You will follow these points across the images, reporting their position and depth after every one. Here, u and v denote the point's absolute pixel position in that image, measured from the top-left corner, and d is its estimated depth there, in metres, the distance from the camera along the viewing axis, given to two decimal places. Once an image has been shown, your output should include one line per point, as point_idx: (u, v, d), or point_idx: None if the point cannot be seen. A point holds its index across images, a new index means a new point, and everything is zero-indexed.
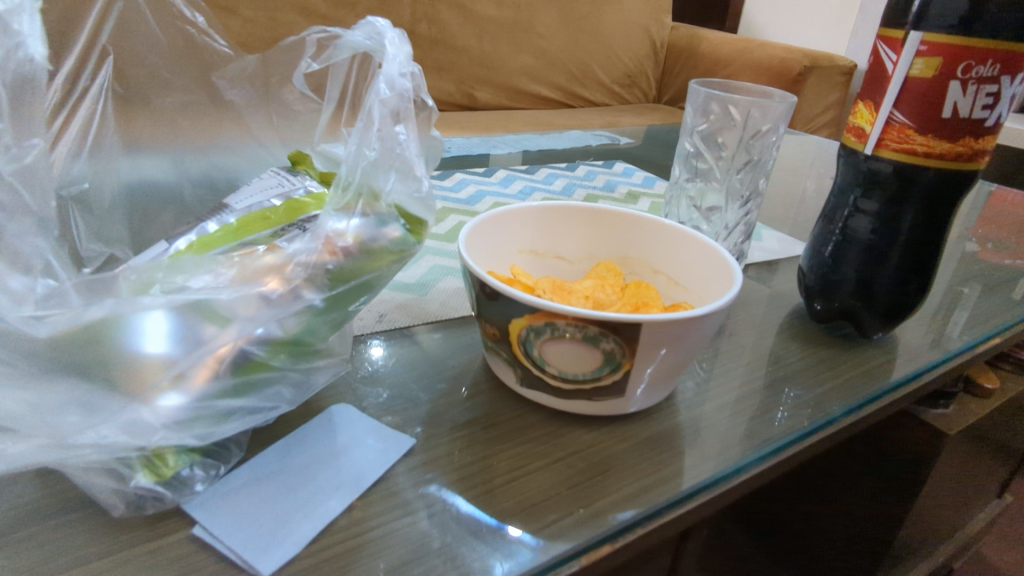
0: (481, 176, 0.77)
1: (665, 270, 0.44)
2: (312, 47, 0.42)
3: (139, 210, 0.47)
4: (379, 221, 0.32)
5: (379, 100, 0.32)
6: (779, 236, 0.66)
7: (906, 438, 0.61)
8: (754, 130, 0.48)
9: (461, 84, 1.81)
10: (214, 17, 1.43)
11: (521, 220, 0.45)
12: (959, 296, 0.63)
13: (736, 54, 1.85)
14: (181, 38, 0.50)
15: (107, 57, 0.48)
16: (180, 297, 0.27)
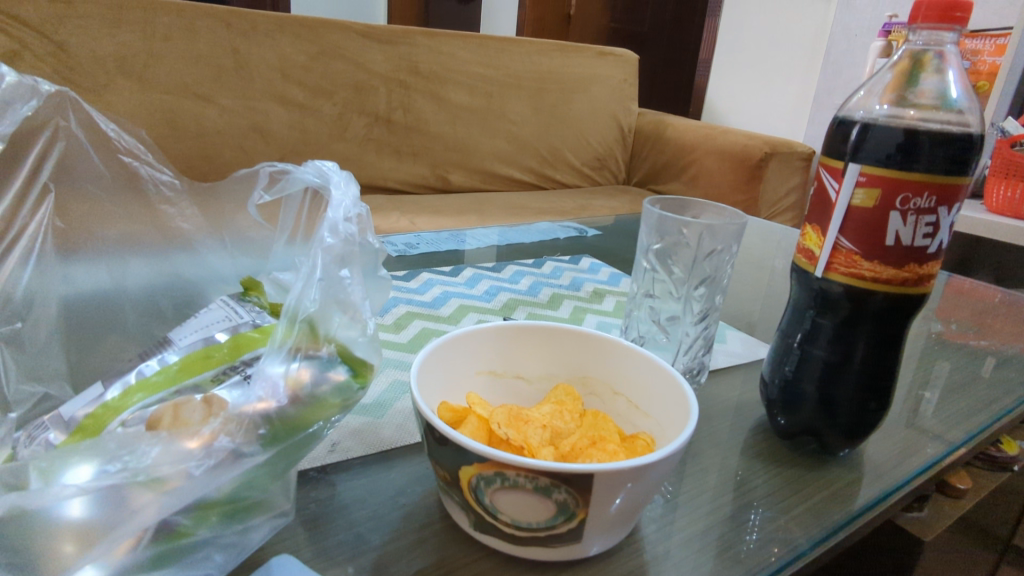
0: (448, 276, 0.77)
1: (625, 391, 0.44)
2: (264, 179, 0.43)
3: (83, 335, 0.45)
4: (322, 365, 0.31)
5: (323, 247, 0.32)
6: (743, 338, 0.66)
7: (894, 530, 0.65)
8: (709, 249, 0.48)
9: (436, 168, 1.86)
10: (192, 108, 1.51)
11: (477, 342, 0.44)
12: (925, 397, 0.63)
13: (700, 139, 1.93)
14: (127, 172, 0.51)
15: (47, 193, 0.47)
16: (109, 471, 0.25)
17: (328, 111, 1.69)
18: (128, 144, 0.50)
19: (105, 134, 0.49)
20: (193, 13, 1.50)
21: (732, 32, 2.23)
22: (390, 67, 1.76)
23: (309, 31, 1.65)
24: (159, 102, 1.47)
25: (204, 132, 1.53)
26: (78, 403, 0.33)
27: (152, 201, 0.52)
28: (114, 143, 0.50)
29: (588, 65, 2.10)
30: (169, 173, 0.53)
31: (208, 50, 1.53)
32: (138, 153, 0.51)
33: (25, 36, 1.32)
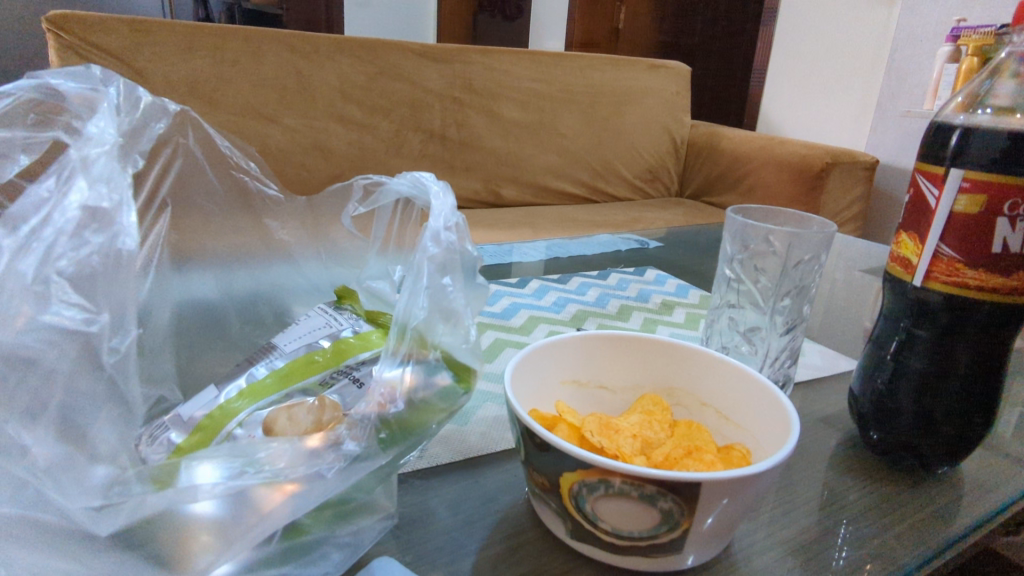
0: (515, 287, 0.78)
1: (713, 403, 0.43)
2: (359, 192, 0.45)
3: (190, 343, 0.47)
4: (429, 371, 0.32)
5: (427, 256, 0.33)
6: (821, 351, 0.65)
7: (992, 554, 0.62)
8: (796, 258, 0.47)
9: (488, 182, 1.88)
10: (257, 127, 1.58)
11: (562, 351, 0.44)
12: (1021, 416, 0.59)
13: (756, 150, 1.90)
14: (239, 187, 0.53)
15: (162, 210, 0.48)
16: (246, 479, 0.26)
17: (384, 128, 1.73)
18: (238, 158, 0.52)
19: (221, 152, 0.52)
20: (258, 39, 1.57)
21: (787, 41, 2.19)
22: (444, 85, 1.80)
23: (367, 52, 1.70)
24: (227, 123, 1.54)
25: (268, 150, 1.59)
26: (194, 404, 0.35)
27: (258, 211, 0.55)
28: (227, 159, 0.52)
29: (639, 79, 2.10)
30: (273, 187, 0.55)
31: (274, 72, 1.59)
32: (247, 168, 0.53)
33: (108, 63, 1.43)
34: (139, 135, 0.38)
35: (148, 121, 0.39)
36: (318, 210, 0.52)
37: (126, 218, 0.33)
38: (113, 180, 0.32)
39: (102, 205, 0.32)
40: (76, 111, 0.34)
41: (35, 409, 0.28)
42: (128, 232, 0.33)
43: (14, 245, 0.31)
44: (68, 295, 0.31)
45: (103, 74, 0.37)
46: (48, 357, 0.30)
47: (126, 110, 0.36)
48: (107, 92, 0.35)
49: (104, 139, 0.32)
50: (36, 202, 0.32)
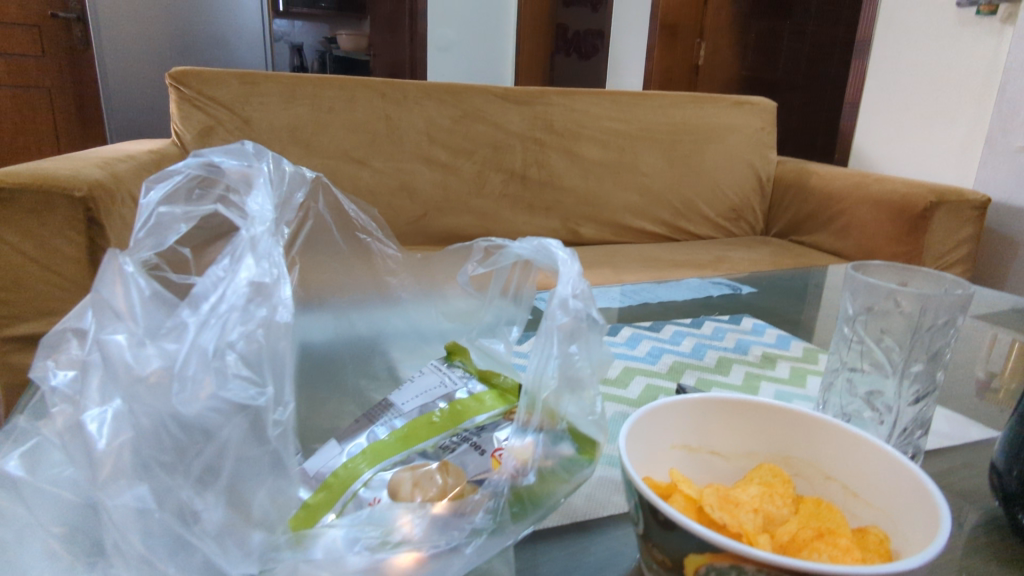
0: (607, 335, 0.77)
1: (840, 476, 0.41)
2: (478, 253, 0.46)
3: (309, 391, 0.48)
4: (552, 440, 0.33)
5: (557, 323, 0.33)
6: (948, 416, 0.59)
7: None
8: (929, 324, 0.44)
9: (567, 221, 1.89)
10: (349, 169, 1.66)
11: (672, 414, 0.43)
12: None
13: (850, 188, 1.82)
14: (362, 247, 0.57)
15: (293, 268, 0.51)
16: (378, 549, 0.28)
17: (467, 169, 1.78)
18: (366, 225, 0.57)
19: (345, 214, 0.57)
20: (353, 87, 1.67)
21: (884, 74, 2.10)
22: (526, 126, 1.83)
23: (453, 97, 1.76)
24: (322, 165, 1.63)
25: (358, 191, 1.66)
26: (321, 461, 0.36)
27: (378, 270, 0.57)
28: (354, 223, 0.58)
29: (723, 115, 2.06)
30: (394, 247, 0.58)
31: (366, 118, 1.67)
32: (371, 230, 0.57)
33: (220, 113, 1.57)
34: (284, 206, 0.40)
35: (289, 191, 0.41)
36: (435, 268, 0.55)
37: (282, 291, 0.32)
38: (274, 255, 0.33)
39: (264, 280, 0.31)
40: (233, 184, 0.37)
41: (209, 475, 0.28)
42: (285, 308, 0.31)
43: (197, 320, 0.29)
44: (239, 370, 0.29)
45: (255, 151, 0.41)
46: (224, 429, 0.28)
47: (275, 184, 0.38)
48: (261, 168, 0.38)
49: (263, 217, 0.34)
50: (217, 279, 0.30)
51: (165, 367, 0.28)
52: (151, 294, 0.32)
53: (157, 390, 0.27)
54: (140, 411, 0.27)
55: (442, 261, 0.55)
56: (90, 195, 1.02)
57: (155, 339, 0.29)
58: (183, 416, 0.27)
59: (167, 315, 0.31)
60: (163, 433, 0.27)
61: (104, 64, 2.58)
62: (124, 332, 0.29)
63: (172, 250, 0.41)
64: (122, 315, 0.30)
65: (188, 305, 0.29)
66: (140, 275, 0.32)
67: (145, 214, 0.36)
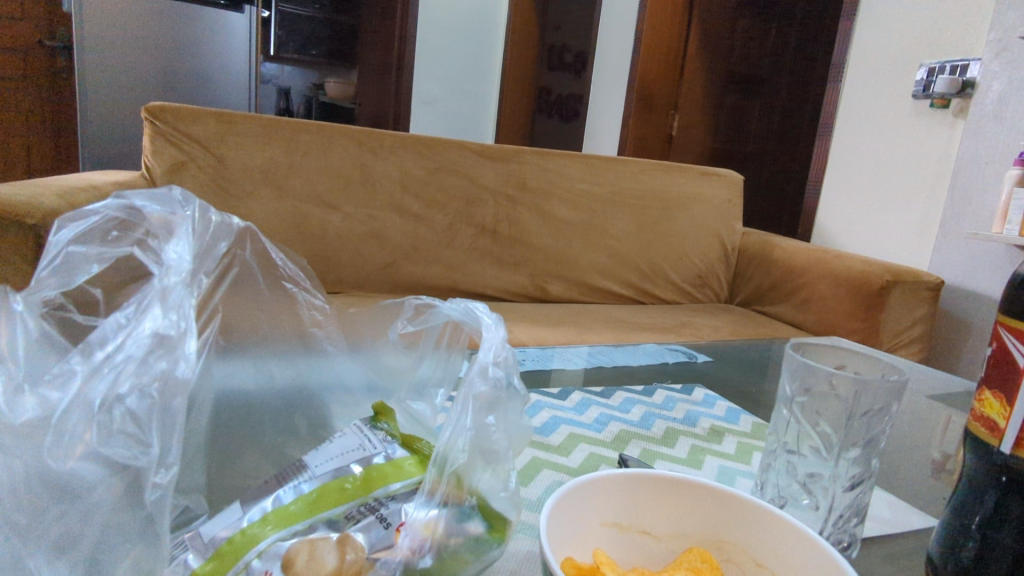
0: (555, 399, 0.75)
1: (771, 565, 0.39)
2: (410, 310, 0.46)
3: (222, 451, 0.46)
4: (459, 516, 0.32)
5: (474, 393, 0.33)
6: (889, 500, 0.59)
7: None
8: (864, 409, 0.44)
9: (535, 278, 1.89)
10: (319, 213, 1.64)
11: (605, 490, 0.41)
12: None
13: (811, 263, 1.86)
14: (285, 296, 0.54)
15: (214, 316, 0.46)
16: None
17: (438, 221, 1.78)
18: (292, 272, 0.54)
19: (272, 262, 0.52)
20: (331, 134, 1.68)
21: (845, 158, 2.19)
22: (499, 183, 1.86)
23: (429, 150, 1.78)
24: (293, 209, 1.62)
25: (325, 235, 1.65)
26: (215, 525, 0.33)
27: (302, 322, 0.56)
28: (278, 270, 0.53)
29: (691, 185, 2.12)
30: (321, 298, 0.56)
31: (341, 165, 1.68)
32: (298, 280, 0.54)
33: (193, 149, 1.56)
34: (206, 257, 0.37)
35: (214, 241, 0.38)
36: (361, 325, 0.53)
37: (186, 347, 0.33)
38: (182, 307, 0.33)
39: (167, 333, 0.32)
40: (153, 230, 0.36)
41: (70, 540, 0.31)
42: (186, 360, 0.33)
43: (87, 370, 0.32)
44: (125, 427, 0.31)
45: (184, 198, 0.39)
46: (94, 491, 0.31)
47: (198, 231, 0.37)
48: (185, 215, 0.37)
49: (179, 270, 0.33)
50: (116, 327, 0.33)
51: (40, 419, 0.31)
52: (39, 336, 0.36)
53: (32, 441, 0.31)
54: (4, 464, 0.30)
55: (367, 320, 0.53)
56: (43, 223, 0.99)
57: (37, 387, 0.32)
58: (53, 472, 0.31)
59: (52, 359, 0.35)
60: (27, 491, 0.30)
61: (85, 92, 2.54)
62: (3, 375, 0.33)
63: (80, 291, 0.41)
64: (4, 357, 0.34)
65: (82, 351, 0.33)
66: (31, 319, 0.36)
67: (54, 251, 0.36)
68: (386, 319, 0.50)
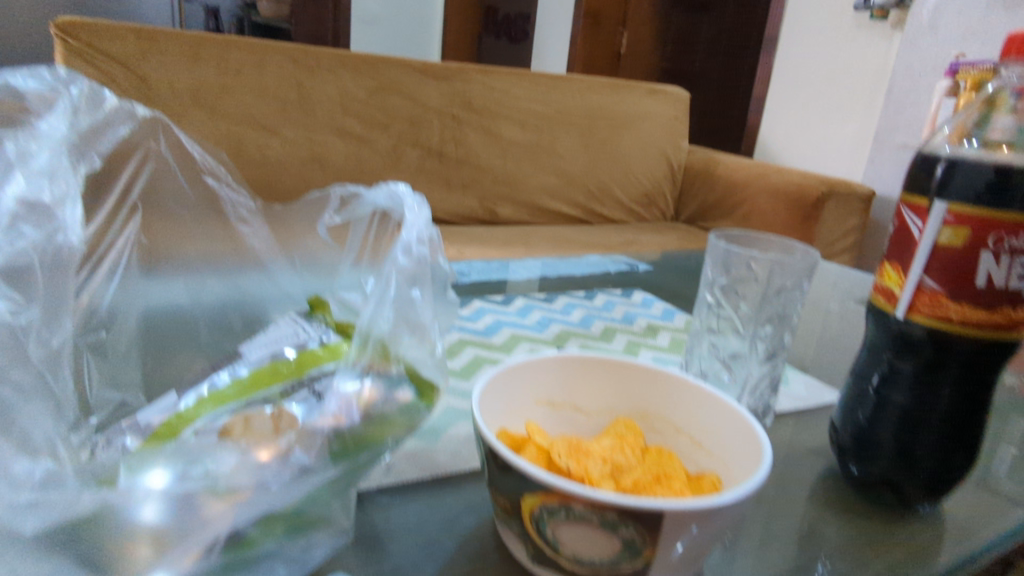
0: (499, 305, 0.77)
1: (688, 429, 0.42)
2: (335, 202, 0.47)
3: (157, 349, 0.46)
4: (389, 385, 0.33)
5: (397, 267, 0.33)
6: (806, 380, 0.64)
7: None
8: (778, 286, 0.47)
9: (484, 200, 1.88)
10: (255, 137, 1.57)
11: (535, 372, 0.43)
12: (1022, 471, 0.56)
13: (752, 178, 1.91)
14: (207, 192, 0.52)
15: (133, 213, 0.50)
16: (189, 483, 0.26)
17: (383, 143, 1.73)
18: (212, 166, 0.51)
19: (189, 155, 0.50)
20: (263, 52, 1.58)
21: (788, 74, 2.22)
22: (444, 102, 1.81)
23: (368, 67, 1.71)
24: (227, 132, 1.54)
25: (263, 159, 1.58)
26: (151, 411, 0.34)
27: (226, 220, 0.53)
28: (198, 166, 0.52)
29: (639, 103, 2.12)
30: (247, 195, 0.53)
31: (276, 84, 1.59)
32: (219, 175, 0.51)
33: (112, 69, 1.44)
34: (99, 135, 0.40)
35: (108, 123, 0.40)
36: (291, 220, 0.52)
37: (64, 213, 0.34)
38: (58, 176, 0.34)
39: (41, 199, 0.33)
40: (33, 107, 0.36)
41: None
42: (70, 228, 0.34)
43: None
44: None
45: (67, 77, 0.39)
46: None
47: (86, 109, 0.38)
48: (69, 93, 0.38)
49: (53, 135, 0.35)
50: None
51: None
52: None
53: None
54: None
55: (299, 211, 0.52)
56: None
57: None
58: None
59: None
60: None
61: None
62: None
63: None
64: None
65: None
66: None
67: None
68: (317, 215, 0.50)
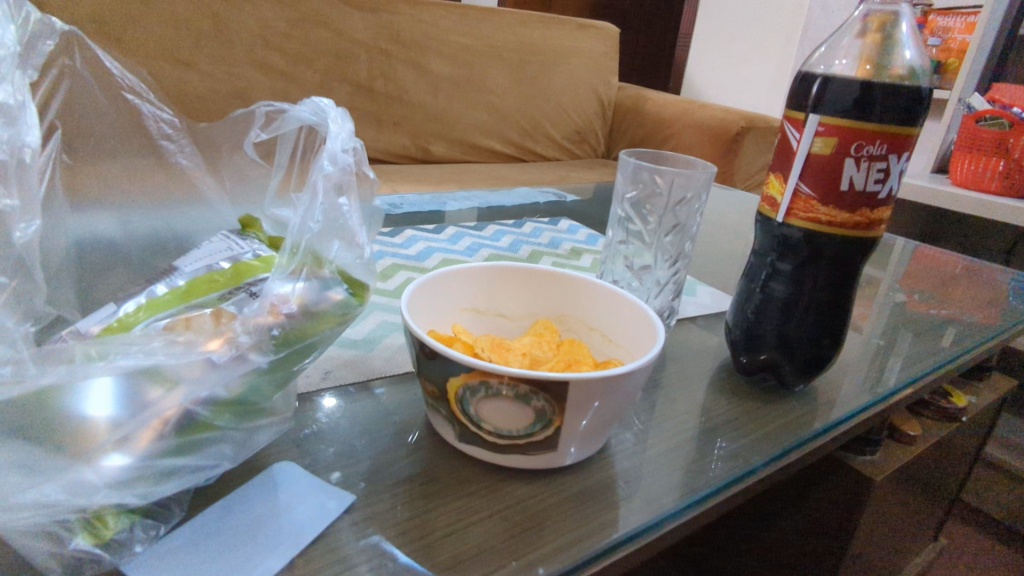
0: (431, 233, 0.80)
1: (599, 326, 0.48)
2: (261, 118, 0.47)
3: (90, 269, 0.46)
4: (323, 286, 0.35)
5: (323, 174, 0.36)
6: (712, 292, 0.71)
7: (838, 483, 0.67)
8: (680, 198, 0.52)
9: (417, 138, 1.86)
10: (170, 71, 1.47)
11: (461, 280, 0.47)
12: (889, 365, 0.66)
13: (678, 114, 1.97)
14: (128, 109, 0.53)
15: (52, 130, 0.45)
16: (137, 363, 0.28)
17: (308, 78, 1.67)
18: (132, 83, 0.52)
19: (109, 73, 0.50)
20: None
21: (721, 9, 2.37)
22: (371, 35, 1.75)
23: None
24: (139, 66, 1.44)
25: (181, 96, 1.50)
26: (91, 319, 0.35)
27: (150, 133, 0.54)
28: (116, 81, 0.51)
29: (569, 38, 2.11)
30: (169, 112, 0.55)
31: (189, 13, 1.48)
32: (140, 92, 0.53)
33: None
34: (31, 51, 0.37)
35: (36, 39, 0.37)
36: (218, 135, 0.53)
37: (25, 117, 0.34)
38: (17, 82, 0.33)
39: (8, 102, 0.33)
40: None
41: None
42: (29, 131, 0.34)
43: None
44: None
45: None
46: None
47: (17, 19, 0.36)
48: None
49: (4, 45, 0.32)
50: None
51: None
52: None
53: None
54: None
55: (224, 128, 0.53)
56: None
57: None
58: None
59: None
60: None
61: None
62: None
63: None
64: None
65: None
66: None
67: None
68: (244, 132, 0.51)
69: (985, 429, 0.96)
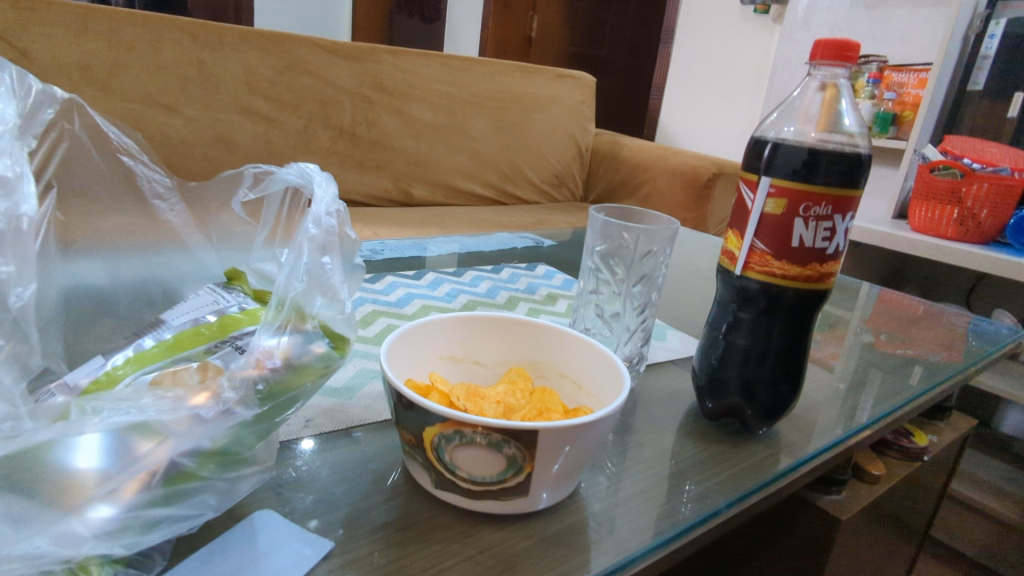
0: (411, 279, 0.82)
1: (570, 374, 0.50)
2: (248, 180, 0.52)
3: (75, 323, 0.47)
4: (306, 339, 0.37)
5: (308, 236, 0.38)
6: (681, 337, 0.74)
7: (807, 525, 0.70)
8: (646, 250, 0.55)
9: (398, 181, 1.90)
10: (153, 116, 1.50)
11: (438, 329, 0.49)
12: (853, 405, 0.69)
13: (652, 160, 2.04)
14: (123, 171, 0.56)
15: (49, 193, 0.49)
16: (127, 418, 0.29)
17: (292, 123, 1.71)
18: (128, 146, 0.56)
19: (104, 135, 0.54)
20: (158, 25, 1.50)
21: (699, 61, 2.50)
22: (355, 82, 1.80)
23: (275, 46, 1.67)
24: (121, 112, 1.46)
25: (162, 141, 1.52)
26: (82, 370, 0.36)
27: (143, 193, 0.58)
28: (111, 142, 0.55)
29: (548, 87, 2.19)
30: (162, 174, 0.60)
31: (175, 61, 1.52)
32: (135, 154, 0.56)
33: None
34: (31, 120, 0.41)
35: (37, 109, 0.42)
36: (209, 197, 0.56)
37: (23, 187, 0.38)
38: (15, 156, 0.38)
39: (6, 173, 0.37)
40: None
41: None
42: (25, 200, 0.38)
43: None
44: None
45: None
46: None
47: (19, 94, 0.41)
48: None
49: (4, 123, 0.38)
50: None
51: None
52: None
53: None
54: None
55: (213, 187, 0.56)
56: None
57: None
58: None
59: None
60: None
61: None
62: None
63: None
64: None
65: None
66: None
67: None
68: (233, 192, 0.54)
69: (949, 467, 0.99)
